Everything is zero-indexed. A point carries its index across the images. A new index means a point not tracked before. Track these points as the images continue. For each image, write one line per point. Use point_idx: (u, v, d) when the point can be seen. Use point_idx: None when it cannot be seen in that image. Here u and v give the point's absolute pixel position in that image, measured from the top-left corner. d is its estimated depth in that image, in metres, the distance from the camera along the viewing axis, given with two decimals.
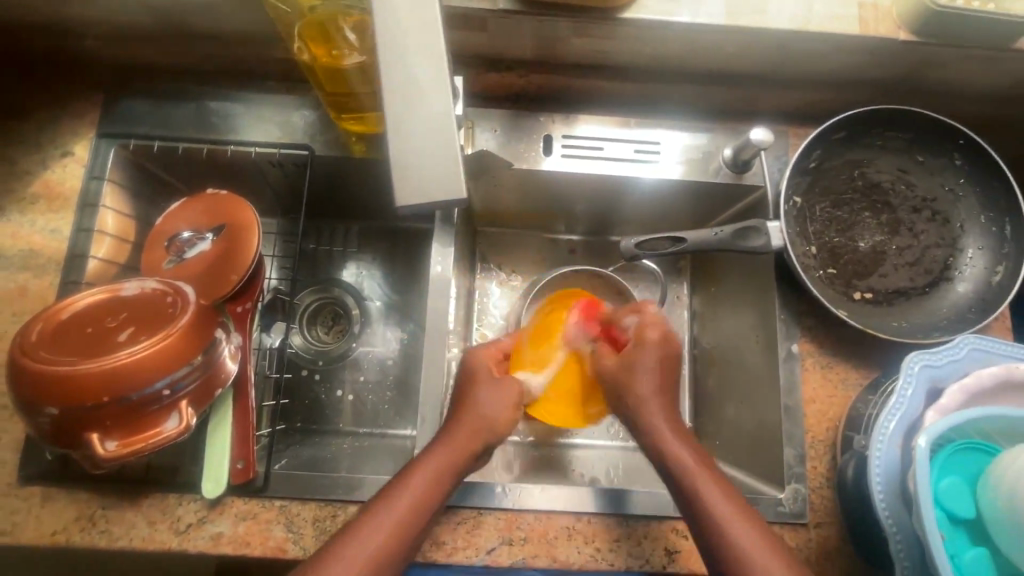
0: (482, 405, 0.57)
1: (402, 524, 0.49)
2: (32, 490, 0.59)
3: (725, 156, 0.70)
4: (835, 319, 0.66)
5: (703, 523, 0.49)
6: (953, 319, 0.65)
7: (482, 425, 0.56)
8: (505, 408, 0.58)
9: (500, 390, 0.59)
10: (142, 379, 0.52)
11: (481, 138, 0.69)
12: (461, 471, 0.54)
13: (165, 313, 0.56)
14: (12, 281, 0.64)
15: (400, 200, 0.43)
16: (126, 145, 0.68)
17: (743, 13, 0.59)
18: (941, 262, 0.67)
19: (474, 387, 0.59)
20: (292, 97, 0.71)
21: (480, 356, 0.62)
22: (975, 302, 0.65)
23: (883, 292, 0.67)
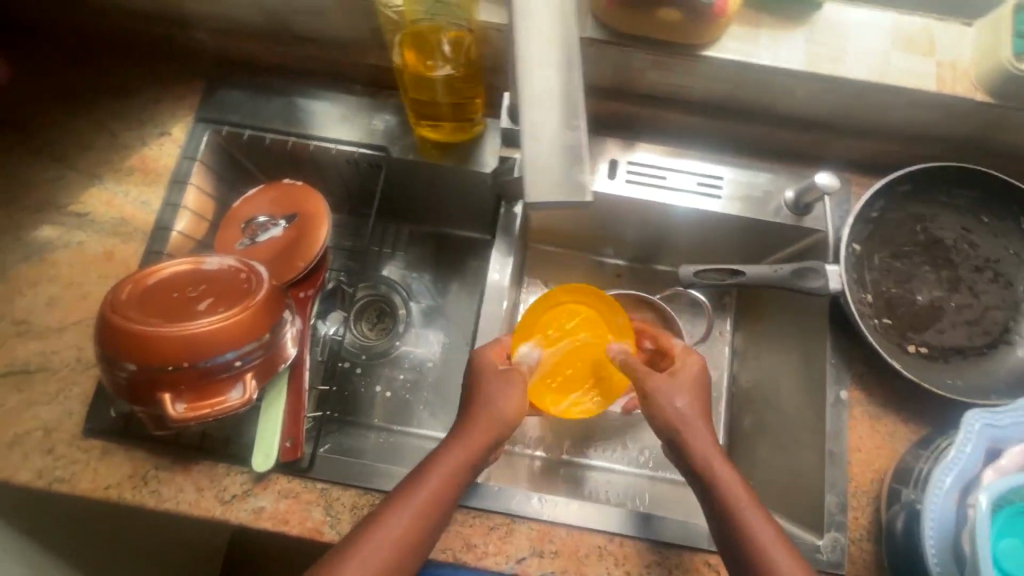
0: (492, 397, 0.57)
1: (414, 526, 0.50)
2: (93, 443, 0.62)
3: (786, 198, 0.71)
4: (888, 369, 0.65)
5: (730, 528, 0.51)
6: (1009, 383, 0.64)
7: (495, 418, 0.56)
8: (516, 409, 0.57)
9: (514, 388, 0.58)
10: (216, 347, 0.55)
11: None
12: (473, 466, 0.54)
13: (241, 289, 0.59)
14: (101, 244, 0.69)
15: (530, 197, 0.42)
16: (219, 131, 0.73)
17: (821, 61, 0.61)
18: (1001, 325, 0.67)
19: (481, 382, 0.58)
20: (375, 100, 0.74)
21: (487, 353, 0.61)
22: None
23: (938, 348, 0.66)
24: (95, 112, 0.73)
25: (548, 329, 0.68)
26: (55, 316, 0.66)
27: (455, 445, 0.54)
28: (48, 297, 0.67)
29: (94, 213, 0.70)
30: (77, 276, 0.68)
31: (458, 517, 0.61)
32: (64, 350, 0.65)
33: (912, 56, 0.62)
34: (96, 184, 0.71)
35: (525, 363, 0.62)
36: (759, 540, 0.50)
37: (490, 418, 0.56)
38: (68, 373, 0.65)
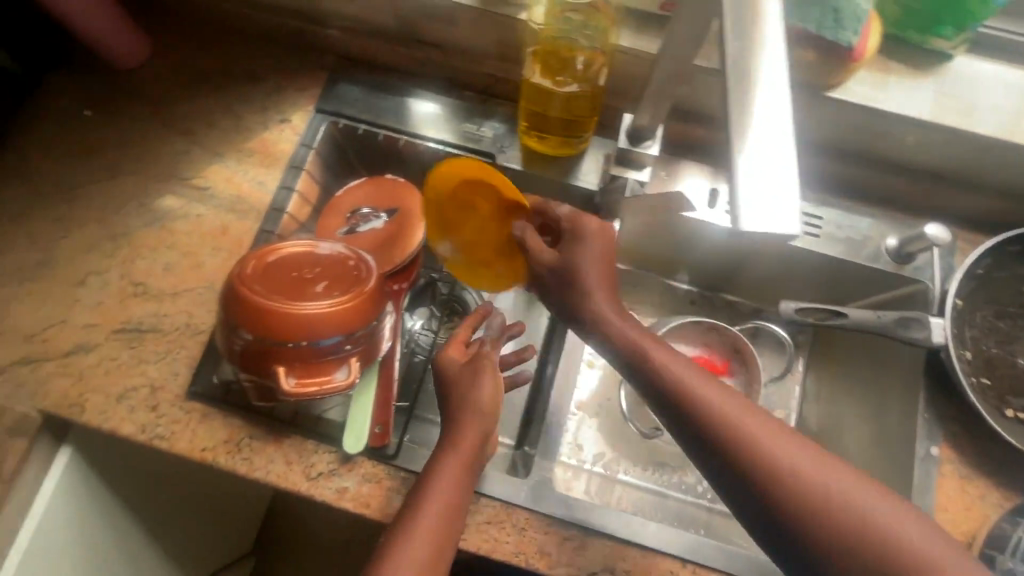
0: (474, 400, 0.57)
1: (434, 532, 0.51)
2: (194, 405, 0.66)
3: (888, 244, 0.70)
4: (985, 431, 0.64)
5: (777, 491, 0.45)
6: None
7: (482, 420, 0.56)
8: (492, 398, 0.57)
9: (481, 379, 0.58)
10: (331, 328, 0.58)
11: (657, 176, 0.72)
12: (472, 467, 0.55)
13: (353, 275, 0.62)
14: (218, 218, 0.73)
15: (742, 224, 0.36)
16: (336, 123, 0.77)
17: (944, 113, 0.62)
18: None
19: (456, 386, 0.58)
20: (485, 108, 0.77)
21: (446, 355, 0.61)
22: None
23: None
24: (224, 94, 0.78)
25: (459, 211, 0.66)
26: (170, 282, 0.70)
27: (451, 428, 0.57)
28: (165, 263, 0.71)
29: (214, 188, 0.74)
30: (194, 246, 0.72)
31: (534, 523, 0.62)
32: (175, 315, 0.69)
33: None
34: (218, 161, 0.75)
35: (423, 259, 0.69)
36: (786, 474, 0.45)
37: (479, 411, 0.56)
38: (178, 336, 0.68)
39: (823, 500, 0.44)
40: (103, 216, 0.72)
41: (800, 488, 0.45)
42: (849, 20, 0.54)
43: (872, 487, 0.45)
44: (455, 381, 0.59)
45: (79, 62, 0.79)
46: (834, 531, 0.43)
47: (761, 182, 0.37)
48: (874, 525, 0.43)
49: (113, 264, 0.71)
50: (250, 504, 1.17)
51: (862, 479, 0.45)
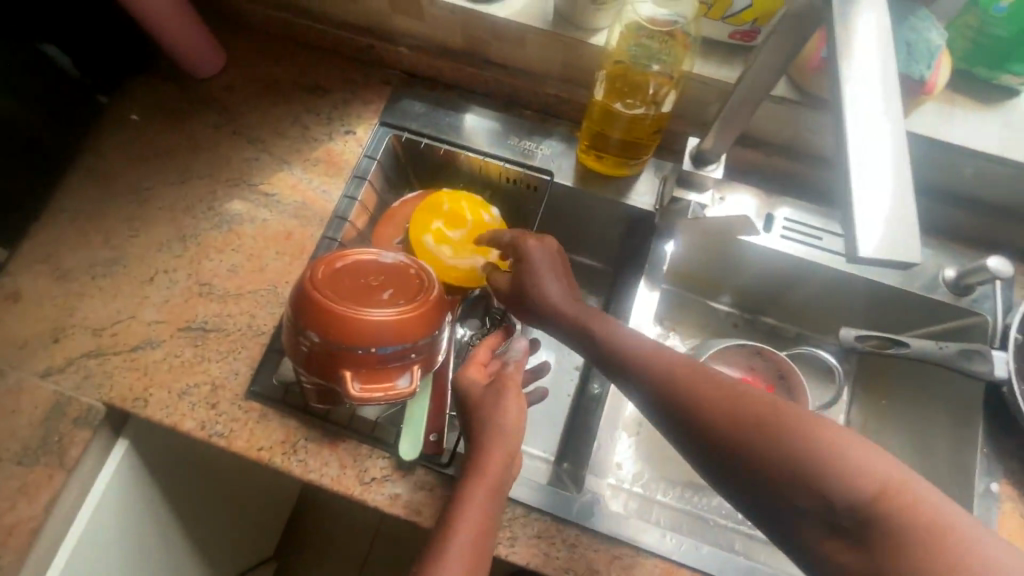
0: (496, 422, 0.57)
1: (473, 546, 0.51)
2: (253, 405, 0.67)
3: (945, 275, 0.70)
4: None
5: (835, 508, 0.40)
6: None
7: (506, 441, 0.56)
8: (518, 417, 0.58)
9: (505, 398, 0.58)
10: (398, 336, 0.59)
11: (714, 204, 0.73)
12: (501, 486, 0.55)
13: (417, 285, 0.64)
14: (282, 223, 0.75)
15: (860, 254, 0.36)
16: (399, 137, 0.79)
17: (1011, 147, 0.62)
18: None
19: (476, 411, 0.58)
20: (544, 127, 0.79)
21: (466, 376, 0.62)
22: None
23: None
24: (292, 105, 0.81)
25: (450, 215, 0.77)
26: (234, 283, 0.72)
27: (481, 440, 0.56)
28: (231, 264, 0.73)
29: (280, 195, 0.76)
30: (258, 250, 0.74)
31: (584, 540, 0.62)
32: (237, 315, 0.71)
33: None
34: (284, 169, 0.78)
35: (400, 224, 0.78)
36: (817, 476, 0.40)
37: (505, 430, 0.56)
38: (240, 336, 0.70)
39: (830, 475, 0.40)
40: (173, 217, 0.75)
41: (845, 483, 0.40)
42: (921, 55, 0.55)
43: (930, 486, 0.40)
44: (480, 399, 0.59)
45: (158, 70, 0.82)
46: (893, 532, 0.38)
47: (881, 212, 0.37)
48: (942, 531, 0.37)
49: (181, 263, 0.73)
50: (279, 505, 1.18)
51: (918, 476, 0.40)
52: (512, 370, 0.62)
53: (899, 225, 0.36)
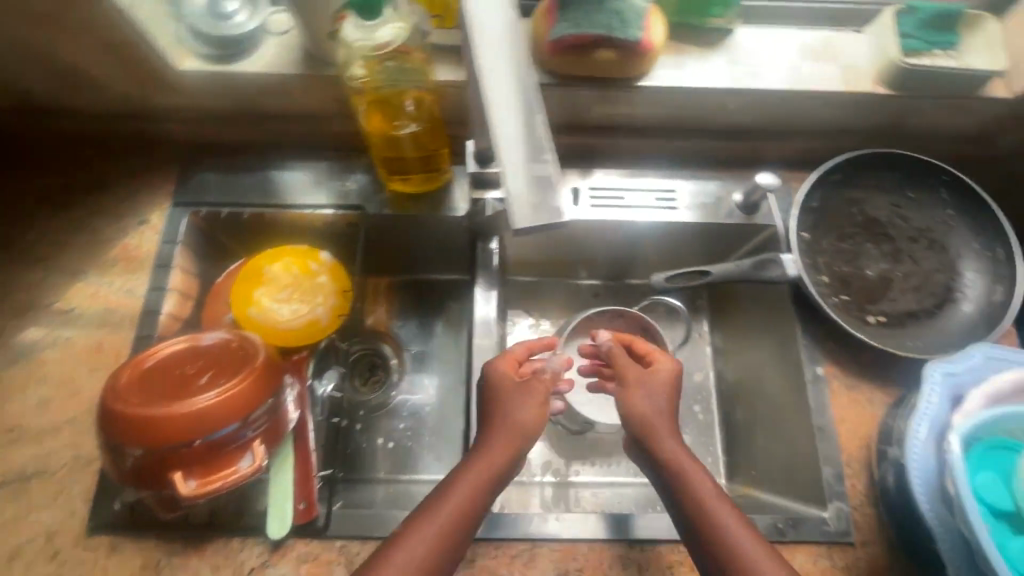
0: (509, 412, 0.59)
1: (444, 532, 0.52)
2: (100, 540, 0.61)
3: (735, 200, 0.77)
4: (851, 339, 0.71)
5: None
6: (960, 337, 0.70)
7: (511, 435, 0.58)
8: (535, 418, 0.60)
9: (532, 396, 0.61)
10: (224, 418, 0.56)
11: None
12: (496, 482, 0.56)
13: (240, 359, 0.61)
14: (90, 337, 0.69)
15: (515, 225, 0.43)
16: (197, 213, 0.75)
17: (742, 78, 0.69)
18: (944, 286, 0.73)
19: (502, 396, 0.60)
20: (345, 162, 0.78)
21: (498, 364, 0.62)
22: (978, 321, 0.71)
23: (894, 315, 0.72)
24: (71, 211, 0.75)
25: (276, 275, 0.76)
26: (49, 417, 0.66)
27: (505, 434, 0.58)
28: (40, 398, 0.67)
29: (80, 308, 0.70)
30: (69, 373, 0.68)
31: (482, 551, 0.62)
32: (60, 450, 0.64)
33: (818, 64, 0.70)
34: (79, 280, 0.72)
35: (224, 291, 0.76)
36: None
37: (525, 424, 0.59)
38: (68, 471, 0.64)
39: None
40: None
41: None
42: (631, 21, 0.61)
43: None
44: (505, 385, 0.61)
45: None
46: None
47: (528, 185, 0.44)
48: None
49: None
50: None
51: None
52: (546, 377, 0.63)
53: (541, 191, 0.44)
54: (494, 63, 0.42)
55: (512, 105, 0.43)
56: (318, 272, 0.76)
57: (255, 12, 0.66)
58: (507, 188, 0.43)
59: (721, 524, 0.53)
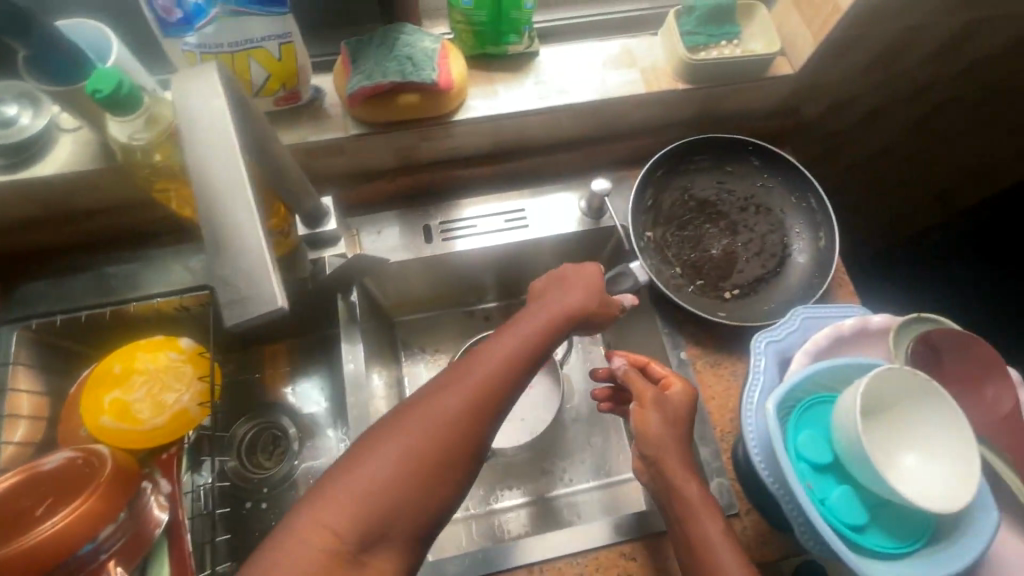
0: (558, 303, 0.59)
1: (447, 417, 0.48)
2: None
3: (582, 207, 0.80)
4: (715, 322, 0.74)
5: None
6: (805, 288, 0.76)
7: (553, 326, 0.57)
8: (583, 306, 0.60)
9: (584, 290, 0.61)
10: (64, 550, 0.53)
11: (385, 241, 0.77)
12: (521, 374, 0.53)
13: (84, 478, 0.57)
14: None
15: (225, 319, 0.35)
16: (28, 326, 0.70)
17: (552, 95, 0.72)
18: (779, 244, 0.78)
19: (552, 289, 0.62)
20: (188, 244, 0.76)
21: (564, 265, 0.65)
22: (815, 269, 0.76)
23: (746, 285, 0.76)
24: None
25: (128, 372, 0.71)
26: None
27: (538, 318, 0.57)
28: None
29: None
30: None
31: None
32: None
33: (620, 70, 0.75)
34: None
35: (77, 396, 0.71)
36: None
37: (543, 310, 0.58)
38: None
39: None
40: None
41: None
42: (423, 62, 0.63)
43: None
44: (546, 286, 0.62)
45: None
46: None
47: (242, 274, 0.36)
48: None
49: None
50: None
51: None
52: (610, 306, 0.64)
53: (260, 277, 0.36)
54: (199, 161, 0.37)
55: (221, 200, 0.36)
56: (180, 363, 0.72)
57: (40, 113, 0.63)
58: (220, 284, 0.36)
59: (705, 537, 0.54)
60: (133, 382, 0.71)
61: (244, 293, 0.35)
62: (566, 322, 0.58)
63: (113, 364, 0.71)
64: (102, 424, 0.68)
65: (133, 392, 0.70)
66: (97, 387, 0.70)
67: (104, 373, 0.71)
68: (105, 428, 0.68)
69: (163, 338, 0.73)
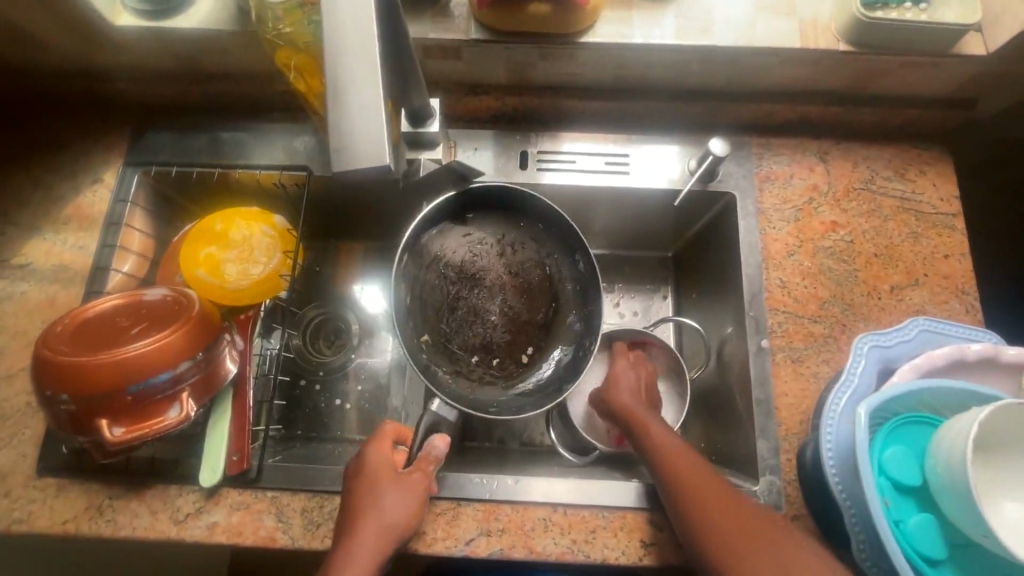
0: (385, 509, 0.55)
1: None
2: (48, 481, 0.64)
3: (691, 167, 0.74)
4: (529, 390, 0.66)
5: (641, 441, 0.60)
6: (495, 375, 0.67)
7: (384, 537, 0.54)
8: (404, 508, 0.56)
9: (402, 495, 0.56)
10: (148, 370, 0.58)
11: (474, 158, 0.75)
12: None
13: (172, 314, 0.62)
14: (44, 292, 0.71)
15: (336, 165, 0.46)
16: (148, 172, 0.76)
17: (691, 34, 0.66)
18: (466, 323, 0.69)
19: (377, 487, 0.56)
20: (295, 124, 0.78)
21: (373, 451, 0.59)
22: (492, 359, 0.68)
23: (499, 355, 0.68)
24: (24, 168, 0.75)
25: (226, 233, 0.76)
26: (4, 366, 0.68)
27: (366, 537, 0.53)
28: None
29: (34, 263, 0.72)
30: (22, 324, 0.70)
31: None
32: (14, 396, 0.67)
33: (775, 18, 0.67)
34: (35, 236, 0.74)
35: (177, 245, 0.77)
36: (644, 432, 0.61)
37: (376, 524, 0.54)
38: (21, 416, 0.67)
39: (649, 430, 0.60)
40: None
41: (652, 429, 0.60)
42: None
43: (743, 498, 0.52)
44: (362, 488, 0.56)
45: None
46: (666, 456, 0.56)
47: (354, 131, 0.46)
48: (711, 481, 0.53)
49: None
50: None
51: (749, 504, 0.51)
52: (419, 474, 0.58)
53: (369, 144, 0.46)
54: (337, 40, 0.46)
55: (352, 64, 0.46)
56: (270, 237, 0.76)
57: None
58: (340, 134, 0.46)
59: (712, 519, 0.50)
60: (227, 243, 0.75)
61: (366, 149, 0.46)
62: (399, 534, 0.55)
63: (207, 225, 0.76)
64: (197, 274, 0.73)
65: (227, 251, 0.75)
66: (195, 241, 0.75)
67: (203, 229, 0.76)
68: (198, 280, 0.73)
69: (261, 209, 0.77)
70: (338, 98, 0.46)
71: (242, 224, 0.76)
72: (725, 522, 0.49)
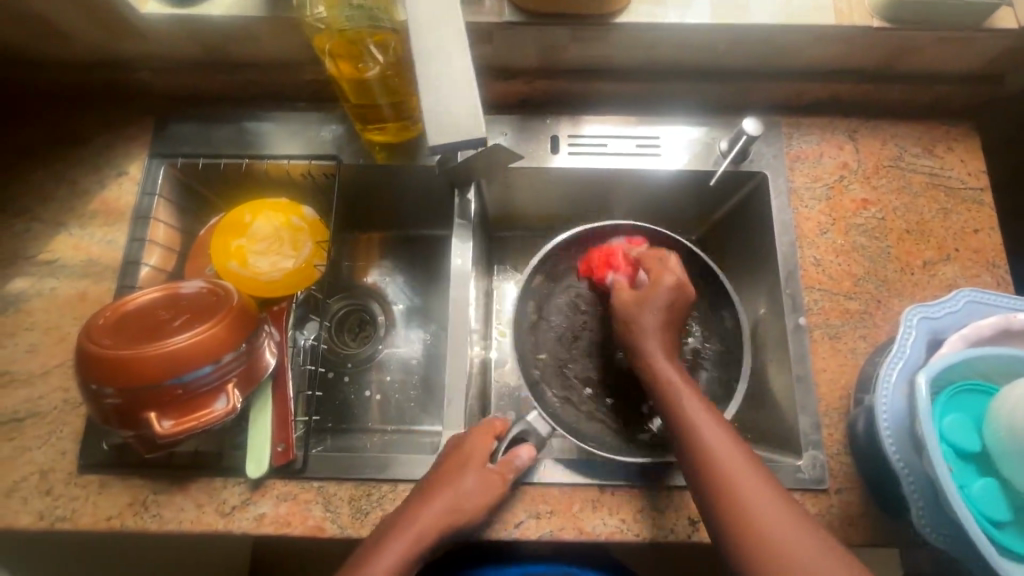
0: (464, 491, 0.56)
1: None
2: (90, 478, 0.63)
3: (722, 148, 0.74)
4: (634, 440, 0.68)
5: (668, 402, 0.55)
6: (600, 412, 0.70)
7: (450, 518, 0.55)
8: (479, 496, 0.57)
9: (484, 484, 0.57)
10: (195, 362, 0.57)
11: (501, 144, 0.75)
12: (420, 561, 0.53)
13: (213, 305, 0.61)
14: (74, 287, 0.70)
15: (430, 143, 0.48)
16: (174, 164, 0.75)
17: (725, 13, 0.66)
18: (589, 353, 0.74)
19: (465, 469, 0.57)
20: (322, 113, 0.77)
21: (473, 437, 0.60)
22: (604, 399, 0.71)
23: (615, 398, 0.71)
24: (48, 163, 0.74)
25: (255, 225, 0.75)
26: (37, 362, 0.67)
27: (434, 520, 0.54)
28: (28, 345, 0.68)
29: (62, 258, 0.71)
30: (53, 321, 0.69)
31: None
32: (50, 394, 0.66)
33: None
34: (61, 231, 0.72)
35: (206, 238, 0.76)
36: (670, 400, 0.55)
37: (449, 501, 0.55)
38: (59, 414, 0.66)
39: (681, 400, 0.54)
40: None
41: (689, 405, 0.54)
42: None
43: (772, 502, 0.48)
44: (447, 469, 0.58)
45: None
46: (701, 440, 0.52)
47: (448, 111, 0.49)
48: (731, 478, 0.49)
49: None
50: None
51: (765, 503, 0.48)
52: (500, 469, 0.59)
53: (465, 120, 0.49)
54: (421, 36, 0.50)
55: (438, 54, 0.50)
56: (301, 227, 0.75)
57: None
58: (432, 119, 0.49)
59: (748, 501, 0.48)
60: (257, 235, 0.75)
61: (464, 128, 0.48)
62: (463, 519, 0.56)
63: (237, 218, 0.75)
64: (230, 267, 0.72)
65: (258, 244, 0.74)
66: (225, 234, 0.74)
67: (233, 222, 0.75)
68: (231, 273, 0.72)
69: (291, 201, 0.77)
70: (429, 87, 0.49)
71: (272, 215, 0.75)
72: (766, 505, 0.48)
